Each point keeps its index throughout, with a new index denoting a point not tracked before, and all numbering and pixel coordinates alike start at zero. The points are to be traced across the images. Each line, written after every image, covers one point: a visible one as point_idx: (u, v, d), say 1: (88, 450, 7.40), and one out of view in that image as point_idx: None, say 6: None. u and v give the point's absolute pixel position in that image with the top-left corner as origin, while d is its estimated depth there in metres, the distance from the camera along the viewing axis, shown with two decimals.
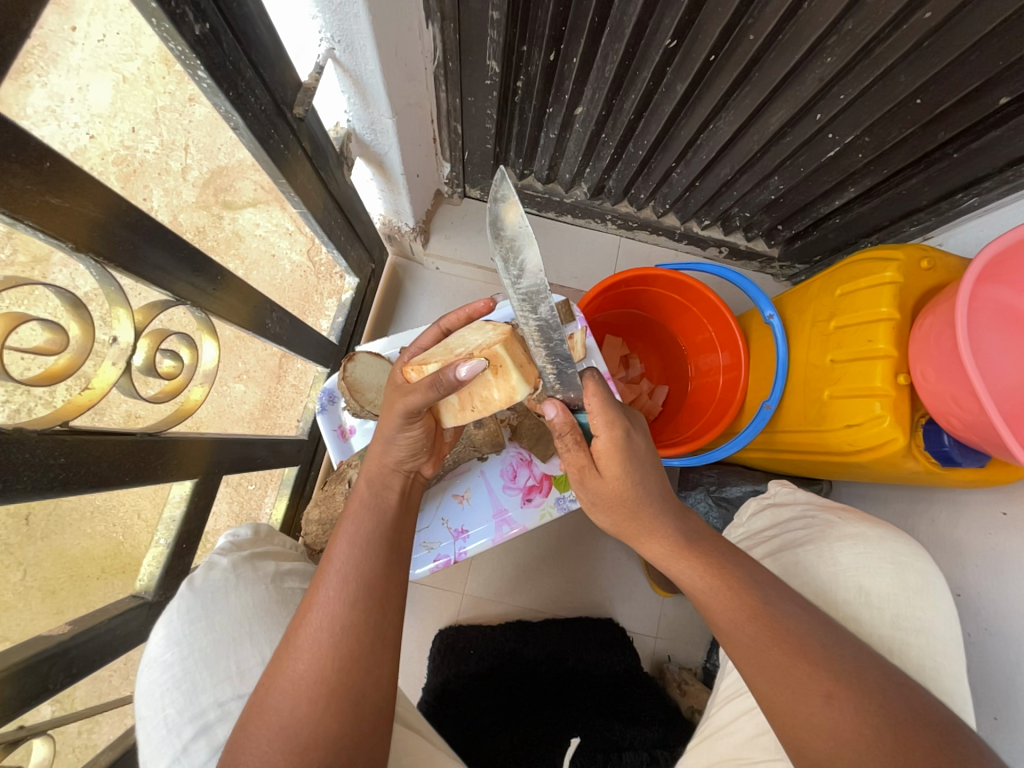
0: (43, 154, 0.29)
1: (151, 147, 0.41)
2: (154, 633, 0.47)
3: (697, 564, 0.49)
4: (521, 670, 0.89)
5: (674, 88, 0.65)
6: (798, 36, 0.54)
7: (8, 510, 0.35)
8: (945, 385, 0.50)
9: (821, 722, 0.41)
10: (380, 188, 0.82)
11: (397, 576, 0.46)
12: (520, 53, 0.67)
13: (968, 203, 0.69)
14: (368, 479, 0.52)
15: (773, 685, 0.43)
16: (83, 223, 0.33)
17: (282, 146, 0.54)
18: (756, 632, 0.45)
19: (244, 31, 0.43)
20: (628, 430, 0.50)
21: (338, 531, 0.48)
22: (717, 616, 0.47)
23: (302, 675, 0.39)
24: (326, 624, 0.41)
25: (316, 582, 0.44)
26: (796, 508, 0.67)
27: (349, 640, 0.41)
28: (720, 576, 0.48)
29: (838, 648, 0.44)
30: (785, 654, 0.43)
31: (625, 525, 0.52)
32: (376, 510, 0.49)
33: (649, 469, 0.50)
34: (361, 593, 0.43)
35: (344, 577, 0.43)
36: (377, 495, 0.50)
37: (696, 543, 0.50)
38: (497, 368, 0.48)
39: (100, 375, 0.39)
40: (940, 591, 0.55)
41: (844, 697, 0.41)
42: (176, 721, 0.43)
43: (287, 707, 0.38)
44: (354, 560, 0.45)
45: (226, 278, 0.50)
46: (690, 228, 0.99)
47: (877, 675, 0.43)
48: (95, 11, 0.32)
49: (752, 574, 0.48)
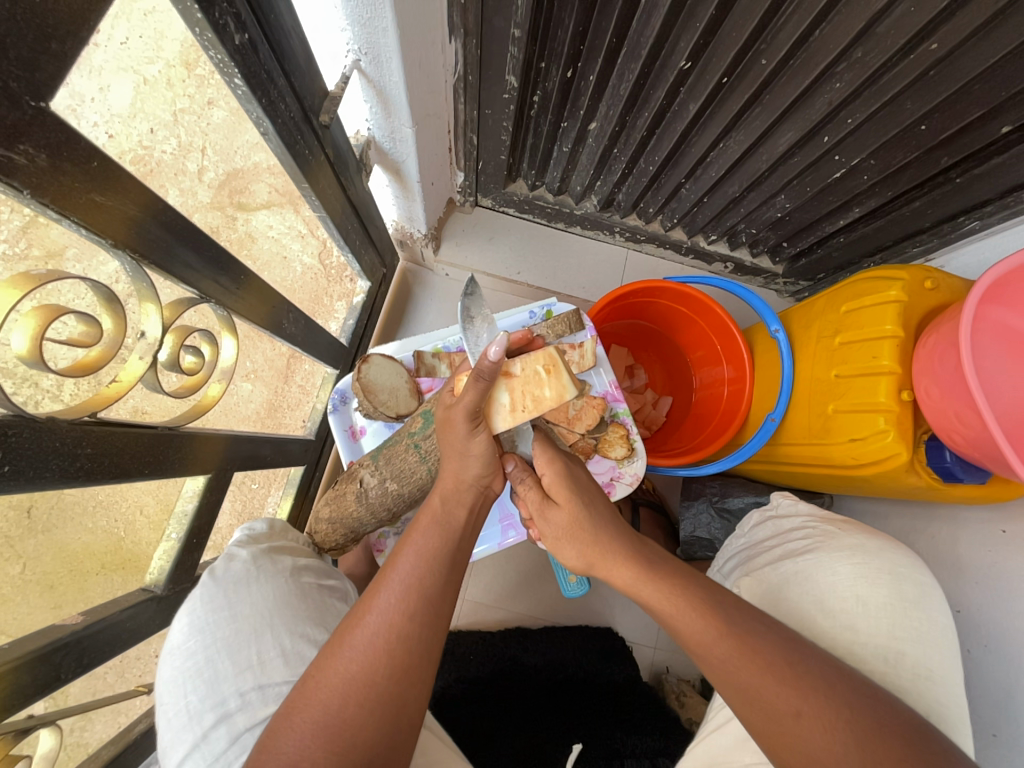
0: (92, 154, 0.31)
1: (168, 148, 0.42)
2: (178, 618, 0.48)
3: (662, 586, 0.49)
4: (521, 676, 0.89)
5: (687, 107, 0.67)
6: (808, 62, 0.56)
7: (9, 501, 0.35)
8: (949, 401, 0.51)
9: (796, 739, 0.41)
10: (395, 195, 0.84)
11: (452, 597, 0.45)
12: (539, 69, 0.69)
13: (970, 226, 0.71)
14: (442, 495, 0.49)
15: (750, 707, 0.43)
16: (123, 221, 0.34)
17: (308, 152, 0.56)
18: (724, 652, 0.45)
19: (279, 42, 0.45)
20: (568, 463, 0.57)
21: (405, 541, 0.46)
22: (686, 636, 0.47)
23: (354, 676, 0.38)
24: (382, 630, 0.40)
25: (376, 587, 0.43)
26: (798, 520, 0.68)
27: (401, 650, 0.40)
28: (680, 594, 0.48)
29: (803, 663, 0.44)
30: (752, 673, 0.44)
31: (587, 553, 0.53)
32: (445, 526, 0.47)
33: (596, 494, 0.55)
34: (421, 606, 0.42)
35: (406, 586, 0.43)
36: (448, 511, 0.48)
37: (654, 566, 0.50)
38: (552, 368, 0.50)
39: (126, 370, 0.40)
40: (937, 601, 0.56)
41: (813, 715, 0.41)
42: (198, 709, 0.44)
43: (336, 704, 0.37)
44: (418, 572, 0.44)
45: (249, 278, 0.51)
46: (696, 243, 1.01)
47: (843, 689, 0.43)
48: (119, 15, 0.32)
49: (712, 594, 0.48)
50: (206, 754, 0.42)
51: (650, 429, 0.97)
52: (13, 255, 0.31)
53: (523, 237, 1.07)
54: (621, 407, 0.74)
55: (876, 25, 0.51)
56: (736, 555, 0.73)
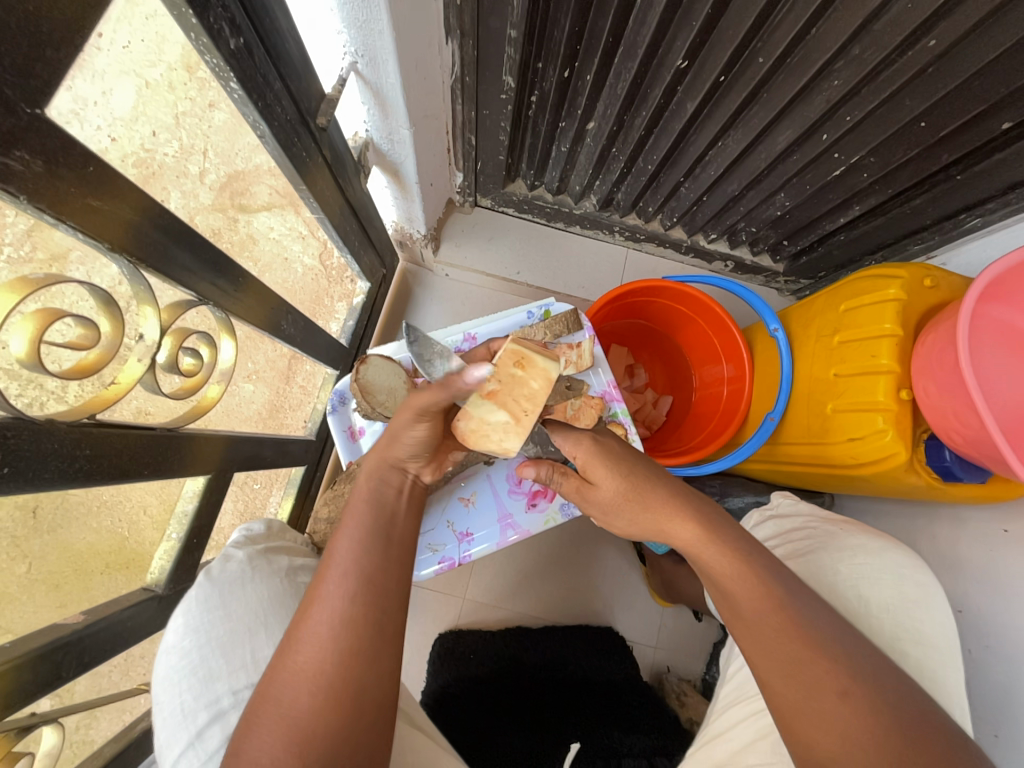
0: (87, 160, 0.31)
1: (170, 150, 0.42)
2: (173, 618, 0.48)
3: (722, 553, 0.48)
4: (521, 675, 0.90)
5: (684, 106, 0.67)
6: (806, 60, 0.56)
7: (17, 501, 0.36)
8: (946, 400, 0.51)
9: (832, 720, 0.41)
10: (394, 196, 0.84)
11: (398, 573, 0.45)
12: (535, 70, 0.69)
13: (971, 223, 0.71)
14: (370, 475, 0.51)
15: (791, 681, 0.43)
16: (120, 225, 0.35)
17: (305, 153, 0.56)
18: (778, 624, 0.45)
19: (275, 46, 0.45)
20: (595, 437, 0.57)
21: (339, 528, 0.47)
22: (741, 605, 0.46)
23: (302, 668, 0.39)
24: (325, 618, 0.41)
25: (317, 578, 0.44)
26: (799, 520, 0.67)
27: (347, 634, 0.40)
28: (745, 564, 0.47)
29: (852, 648, 0.44)
30: (802, 650, 0.44)
31: (642, 517, 0.53)
32: (376, 508, 0.48)
33: (633, 461, 0.55)
34: (359, 587, 0.42)
35: (343, 572, 0.43)
36: (376, 490, 0.50)
37: (720, 533, 0.49)
38: (523, 364, 0.50)
39: (124, 373, 0.41)
40: (938, 601, 0.56)
41: (859, 695, 0.42)
42: (191, 707, 0.44)
43: (289, 698, 0.38)
44: (353, 554, 0.44)
45: (247, 280, 0.52)
46: (696, 242, 1.01)
47: (885, 674, 0.44)
48: (121, 19, 0.33)
49: (776, 569, 0.48)
50: (201, 753, 0.42)
51: (650, 428, 0.97)
52: (17, 259, 0.31)
53: (522, 237, 1.07)
54: (619, 407, 0.74)
55: (873, 22, 0.51)
56: None
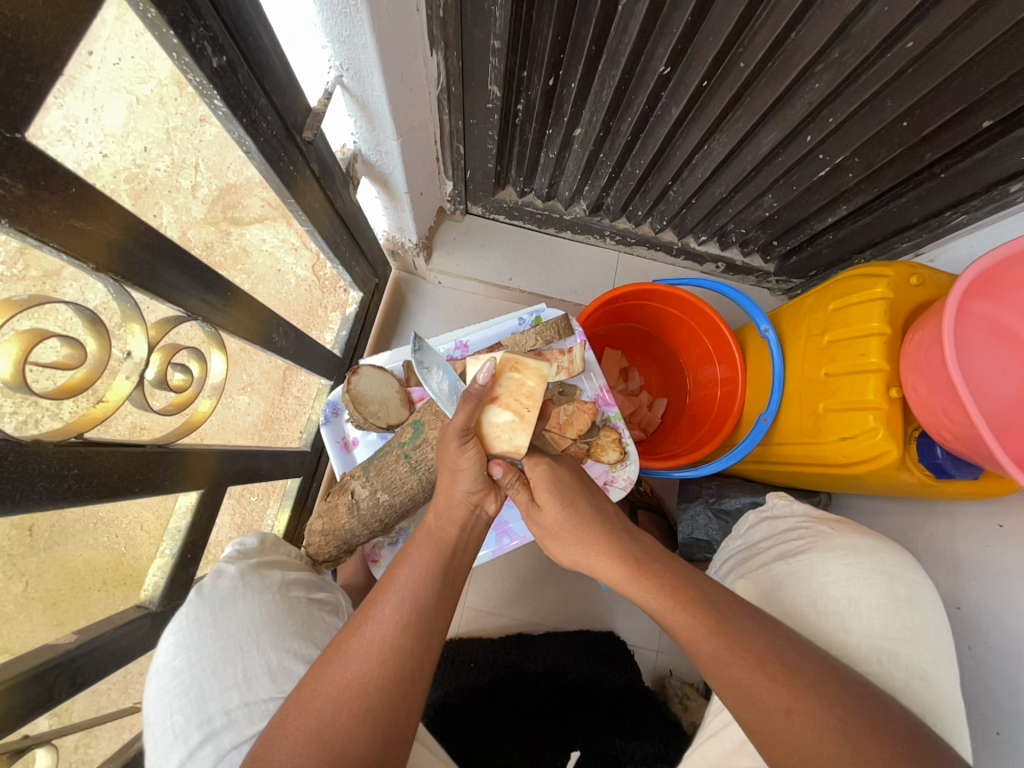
0: (69, 180, 0.31)
1: (162, 166, 0.43)
2: (164, 637, 0.48)
3: (652, 588, 0.49)
4: (521, 684, 0.89)
5: (668, 111, 0.67)
6: (785, 64, 0.57)
7: (12, 521, 0.36)
8: (936, 397, 0.51)
9: (786, 738, 0.41)
10: (385, 206, 0.85)
11: (447, 612, 0.46)
12: (521, 79, 0.69)
13: (957, 220, 0.71)
14: (436, 511, 0.51)
15: (741, 702, 0.43)
16: (103, 244, 0.35)
17: (292, 167, 0.56)
18: (714, 649, 0.45)
19: (258, 61, 0.46)
20: (551, 464, 0.57)
21: (402, 555, 0.48)
22: (679, 635, 0.47)
23: (348, 685, 0.39)
24: (376, 639, 0.41)
25: (373, 599, 0.44)
26: (792, 521, 0.67)
27: (393, 662, 0.40)
28: (672, 596, 0.48)
29: (797, 661, 0.44)
30: (744, 669, 0.44)
31: (577, 550, 0.53)
32: (438, 542, 0.48)
33: (578, 494, 0.55)
34: (414, 617, 0.43)
35: (401, 598, 0.44)
36: (442, 525, 0.50)
37: (646, 567, 0.50)
38: (517, 368, 0.55)
39: (113, 390, 0.41)
40: (930, 599, 0.56)
41: (804, 712, 0.41)
42: (183, 727, 0.44)
43: (330, 711, 0.38)
44: (414, 584, 0.45)
45: (236, 294, 0.52)
46: (687, 244, 1.01)
47: (836, 687, 0.43)
48: (112, 37, 0.33)
49: (706, 592, 0.48)
50: None
51: (646, 431, 0.97)
52: (11, 278, 0.32)
53: (513, 243, 1.07)
54: (612, 411, 0.74)
55: (851, 25, 0.52)
56: (733, 557, 0.72)
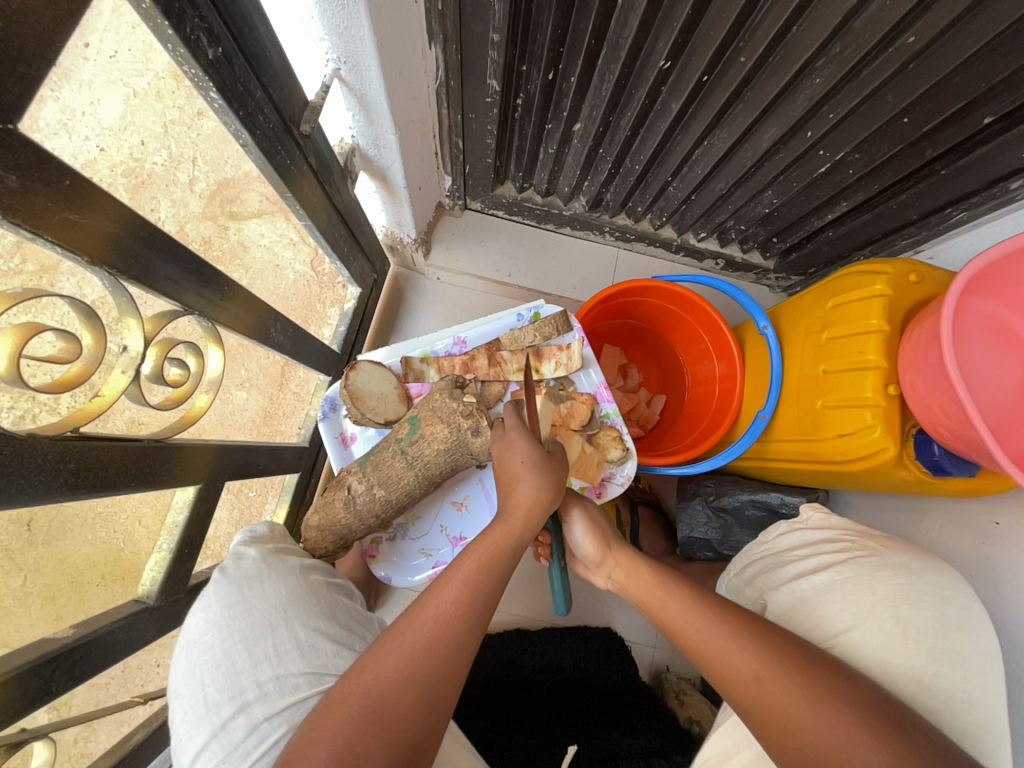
0: (63, 173, 0.31)
1: (159, 159, 0.42)
2: (191, 615, 0.49)
3: (654, 577, 0.56)
4: (520, 679, 0.89)
5: (669, 106, 0.67)
6: (787, 59, 0.56)
7: (9, 515, 0.36)
8: (933, 394, 0.51)
9: (762, 707, 0.44)
10: (383, 201, 0.84)
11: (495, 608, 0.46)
12: (520, 73, 0.69)
13: (957, 217, 0.71)
14: (522, 522, 0.48)
15: (723, 676, 0.46)
16: (99, 238, 0.35)
17: (289, 161, 0.56)
18: (693, 623, 0.49)
19: (255, 54, 0.45)
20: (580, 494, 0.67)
21: (469, 552, 0.46)
22: (667, 614, 0.52)
23: (395, 671, 0.38)
24: (427, 628, 0.40)
25: (428, 590, 0.43)
26: (836, 533, 0.66)
27: (449, 655, 0.40)
28: (663, 584, 0.54)
29: (765, 633, 0.47)
30: (721, 640, 0.47)
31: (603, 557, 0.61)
32: (512, 551, 0.47)
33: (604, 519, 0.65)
34: (478, 618, 0.42)
35: (466, 597, 0.43)
36: (521, 537, 0.48)
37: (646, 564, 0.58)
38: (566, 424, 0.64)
39: (109, 384, 0.40)
40: (984, 626, 0.52)
41: (771, 679, 0.44)
42: (216, 699, 0.44)
43: (379, 690, 0.37)
44: (477, 583, 0.44)
45: (233, 289, 0.52)
46: (687, 240, 1.01)
47: (801, 659, 0.45)
48: (108, 28, 0.33)
49: (690, 582, 0.54)
50: (225, 744, 0.43)
51: (644, 427, 0.97)
52: (8, 271, 0.32)
53: (512, 239, 1.07)
54: (610, 407, 0.74)
55: (853, 19, 0.51)
56: (758, 562, 0.70)
